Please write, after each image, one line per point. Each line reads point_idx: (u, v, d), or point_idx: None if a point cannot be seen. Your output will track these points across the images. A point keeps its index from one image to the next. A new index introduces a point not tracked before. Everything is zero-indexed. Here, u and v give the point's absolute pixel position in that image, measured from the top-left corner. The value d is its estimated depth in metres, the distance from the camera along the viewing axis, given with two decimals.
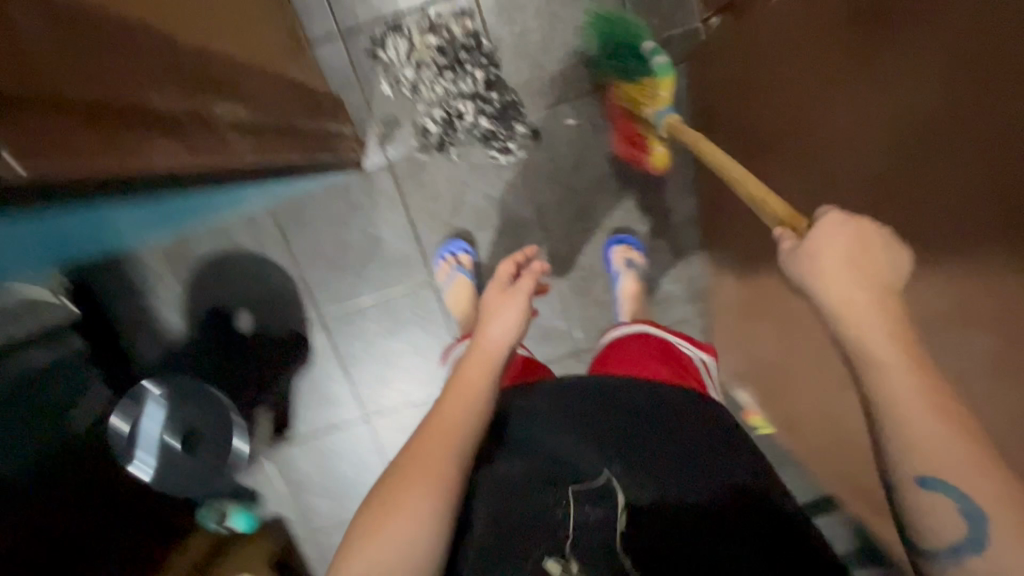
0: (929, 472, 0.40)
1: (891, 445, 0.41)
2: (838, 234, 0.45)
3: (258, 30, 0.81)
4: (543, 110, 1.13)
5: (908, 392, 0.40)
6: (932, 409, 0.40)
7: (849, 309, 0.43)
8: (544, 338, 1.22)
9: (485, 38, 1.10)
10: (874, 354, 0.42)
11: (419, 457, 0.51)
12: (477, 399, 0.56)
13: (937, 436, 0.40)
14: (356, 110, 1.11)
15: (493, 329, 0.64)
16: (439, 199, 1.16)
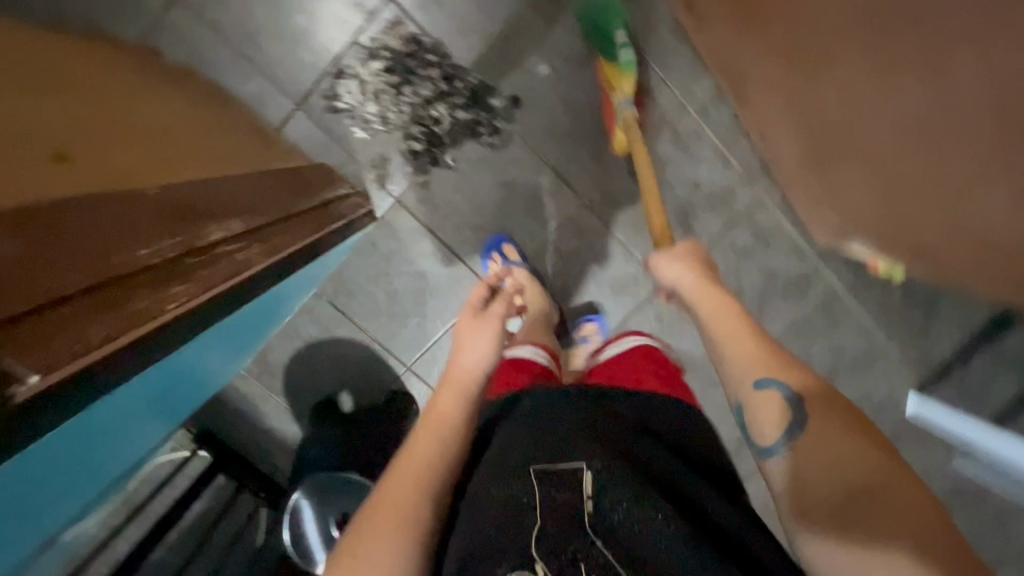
0: (765, 372, 0.55)
1: (734, 364, 0.57)
2: (685, 252, 0.73)
3: (222, 143, 0.82)
4: (513, 75, 1.08)
5: (736, 327, 0.60)
6: (772, 369, 0.55)
7: (697, 290, 0.67)
8: (618, 287, 1.20)
9: (424, 37, 1.04)
10: (712, 308, 0.63)
11: (392, 500, 0.51)
12: (452, 436, 0.57)
13: (758, 351, 0.57)
14: (344, 166, 1.09)
15: (464, 358, 0.67)
16: (460, 209, 1.14)
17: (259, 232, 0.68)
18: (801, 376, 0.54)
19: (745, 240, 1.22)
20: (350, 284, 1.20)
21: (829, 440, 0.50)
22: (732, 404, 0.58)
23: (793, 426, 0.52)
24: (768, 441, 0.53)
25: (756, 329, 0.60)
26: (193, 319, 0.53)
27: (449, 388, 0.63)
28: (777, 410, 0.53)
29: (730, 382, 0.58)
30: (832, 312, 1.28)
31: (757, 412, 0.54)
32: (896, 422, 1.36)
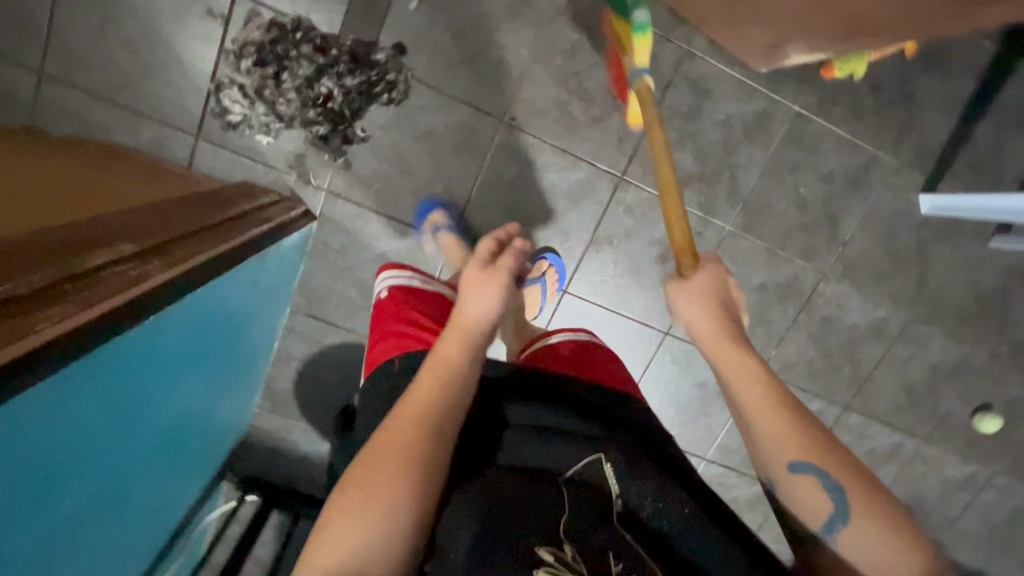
0: (800, 459, 0.57)
1: (766, 449, 0.59)
2: (700, 279, 0.69)
3: (118, 190, 0.82)
4: (384, 22, 1.03)
5: (764, 408, 0.60)
6: (810, 453, 0.57)
7: (715, 347, 0.65)
8: (576, 193, 1.17)
9: (283, 18, 1.00)
10: (734, 380, 0.62)
11: (391, 435, 0.54)
12: (454, 380, 0.60)
13: (787, 433, 0.58)
14: (265, 177, 1.08)
15: (475, 307, 0.68)
16: (393, 178, 1.12)
17: (160, 250, 0.67)
18: (839, 461, 0.56)
19: (686, 99, 1.14)
20: (320, 291, 1.19)
21: (869, 542, 0.53)
22: (763, 477, 0.60)
23: (837, 521, 0.55)
24: (804, 516, 0.57)
25: (785, 402, 0.60)
26: (117, 321, 0.53)
27: (456, 336, 0.65)
28: (817, 497, 0.56)
29: (771, 466, 0.58)
30: (806, 139, 1.19)
31: (798, 497, 0.57)
32: (915, 227, 1.28)
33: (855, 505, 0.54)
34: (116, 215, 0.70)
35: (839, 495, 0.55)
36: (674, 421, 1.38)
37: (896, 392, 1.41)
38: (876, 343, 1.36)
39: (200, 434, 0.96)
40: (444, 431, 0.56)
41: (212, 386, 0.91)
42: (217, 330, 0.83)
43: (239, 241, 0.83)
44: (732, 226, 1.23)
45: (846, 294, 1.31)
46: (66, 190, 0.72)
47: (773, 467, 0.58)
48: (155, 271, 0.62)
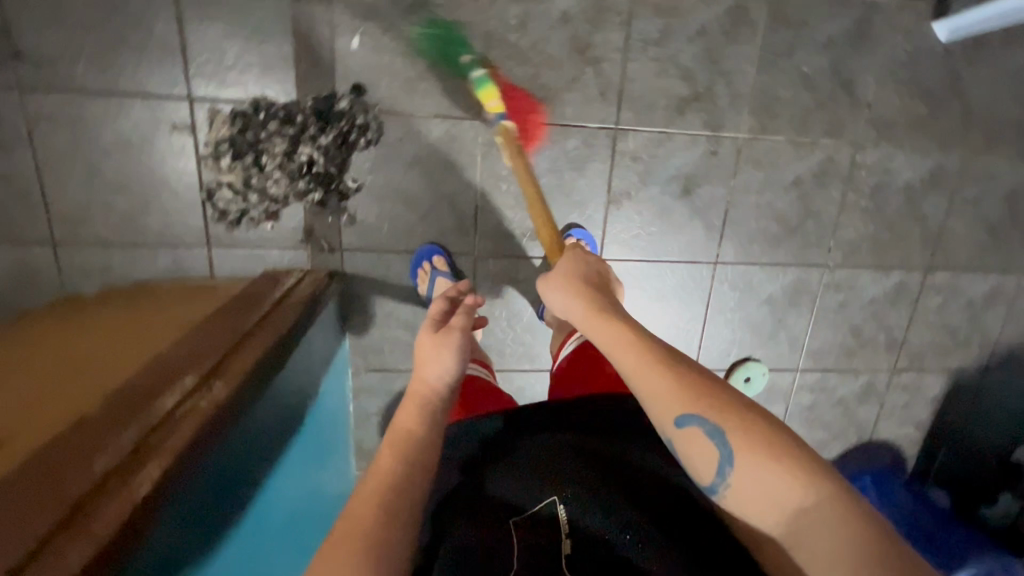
0: (679, 410, 0.52)
1: (646, 407, 0.55)
2: (571, 260, 0.73)
3: (161, 325, 0.85)
4: (332, 72, 1.01)
5: (632, 362, 0.56)
6: (691, 404, 0.51)
7: (580, 314, 0.64)
8: (577, 161, 1.13)
9: (239, 104, 1.00)
10: (603, 342, 0.60)
11: (352, 518, 0.50)
12: (414, 449, 0.57)
13: (659, 385, 0.54)
14: (284, 259, 1.11)
15: (431, 373, 0.63)
16: (399, 214, 1.12)
17: (216, 368, 0.68)
18: (717, 403, 0.51)
19: (654, 25, 1.07)
20: (372, 344, 1.20)
21: (763, 481, 0.47)
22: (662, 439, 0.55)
23: (723, 466, 0.49)
24: (708, 477, 0.51)
25: (660, 358, 0.55)
26: (209, 450, 0.55)
27: (411, 403, 0.61)
28: (701, 447, 0.50)
29: (657, 424, 0.54)
30: (793, 14, 1.10)
31: (689, 454, 0.51)
32: (942, 59, 1.17)
33: (738, 446, 0.49)
34: (170, 356, 0.73)
35: (720, 439, 0.50)
36: (755, 343, 1.34)
37: (977, 234, 1.32)
38: (939, 192, 1.27)
39: (314, 513, 0.98)
40: (407, 500, 0.52)
41: (307, 472, 0.93)
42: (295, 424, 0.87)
43: (284, 330, 0.84)
44: (746, 133, 1.16)
45: (889, 155, 1.22)
46: (119, 349, 0.76)
47: (661, 423, 0.54)
48: (217, 387, 0.63)
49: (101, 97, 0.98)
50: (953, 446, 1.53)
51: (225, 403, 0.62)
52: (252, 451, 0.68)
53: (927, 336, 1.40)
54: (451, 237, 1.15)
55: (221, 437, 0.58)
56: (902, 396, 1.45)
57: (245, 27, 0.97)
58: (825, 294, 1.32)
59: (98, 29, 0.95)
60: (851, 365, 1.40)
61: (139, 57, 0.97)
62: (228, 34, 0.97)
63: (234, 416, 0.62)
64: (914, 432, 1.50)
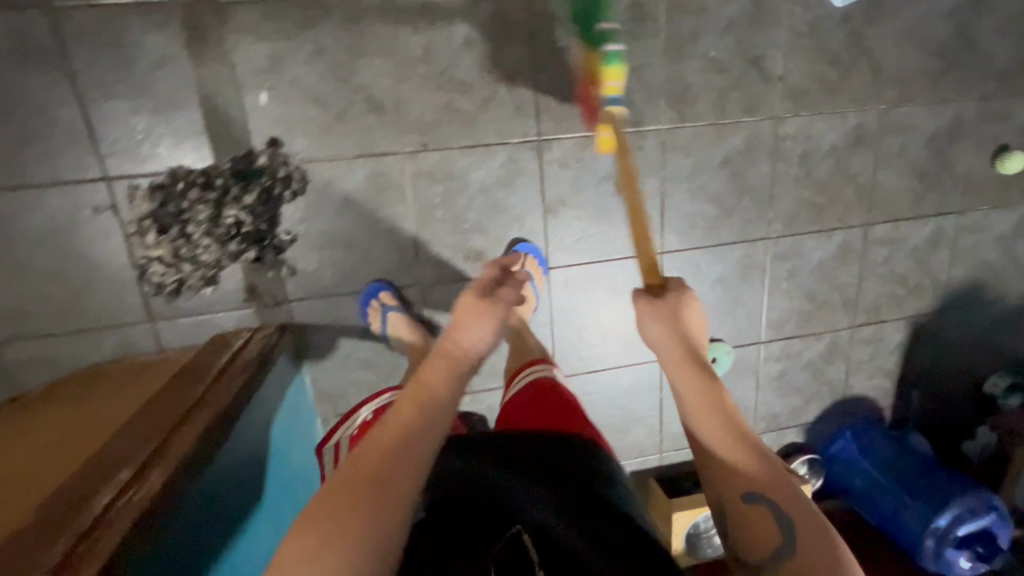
0: (751, 485, 0.62)
1: (720, 471, 0.65)
2: (689, 302, 0.77)
3: (105, 420, 0.85)
4: (247, 131, 1.01)
5: (715, 433, 0.67)
6: (758, 485, 0.62)
7: (675, 359, 0.74)
8: (506, 176, 1.14)
9: (155, 178, 0.99)
10: (694, 402, 0.70)
11: (359, 465, 0.60)
12: (431, 407, 0.67)
13: (737, 459, 0.64)
14: (230, 321, 1.10)
15: (467, 336, 0.76)
16: (338, 258, 1.12)
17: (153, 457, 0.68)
18: (787, 496, 0.61)
19: (557, 34, 1.08)
20: (335, 388, 1.20)
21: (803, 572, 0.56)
22: (721, 505, 0.64)
23: (780, 548, 0.58)
24: (761, 553, 0.60)
25: (739, 438, 0.66)
26: (139, 546, 0.55)
27: (439, 364, 0.73)
28: (765, 525, 0.60)
29: (728, 488, 0.63)
30: (690, 3, 1.12)
31: (751, 526, 0.61)
32: (842, 24, 1.20)
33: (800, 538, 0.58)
34: (110, 454, 0.73)
35: (784, 524, 0.59)
36: (714, 323, 1.36)
37: (909, 183, 1.35)
38: (864, 149, 1.30)
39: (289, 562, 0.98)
40: (404, 451, 0.62)
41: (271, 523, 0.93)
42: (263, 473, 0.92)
43: (228, 401, 0.84)
44: (667, 123, 1.18)
45: (810, 122, 1.25)
46: (60, 456, 0.76)
47: (732, 489, 0.63)
48: (150, 478, 0.63)
49: (15, 191, 0.97)
50: (925, 390, 1.56)
51: (159, 492, 0.61)
52: (199, 528, 0.69)
53: (879, 288, 1.43)
54: (395, 271, 1.15)
55: (155, 528, 0.58)
56: (866, 349, 1.48)
57: (149, 100, 0.96)
58: (773, 264, 1.34)
59: (1, 126, 0.94)
60: (811, 328, 1.43)
61: (48, 146, 0.96)
62: (134, 110, 0.96)
63: (172, 504, 0.62)
64: (885, 382, 1.53)
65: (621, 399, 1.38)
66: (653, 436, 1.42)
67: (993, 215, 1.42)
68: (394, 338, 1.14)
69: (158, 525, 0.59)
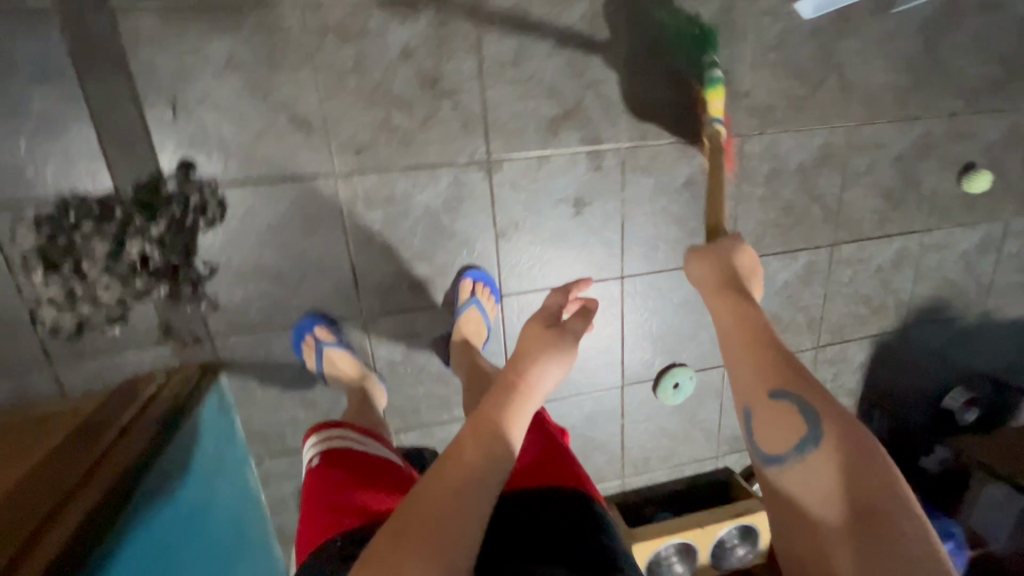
0: (777, 385, 0.57)
1: (742, 376, 0.60)
2: (739, 245, 0.71)
3: None
4: (152, 152, 0.88)
5: (742, 343, 0.61)
6: (785, 381, 0.57)
7: (714, 283, 0.68)
8: (453, 200, 1.05)
9: (47, 204, 0.86)
10: (723, 313, 0.65)
11: (419, 512, 0.52)
12: (492, 441, 0.59)
13: (762, 359, 0.59)
14: (143, 363, 0.98)
15: (536, 371, 0.67)
16: (268, 290, 1.01)
17: (31, 538, 0.57)
18: (814, 390, 0.56)
19: (506, 45, 0.98)
20: (270, 429, 1.10)
21: (834, 473, 0.51)
22: (745, 413, 0.60)
23: (806, 441, 0.54)
24: (781, 446, 0.55)
25: (769, 342, 0.60)
26: None
27: (511, 394, 0.65)
28: (789, 417, 0.55)
29: (750, 387, 0.59)
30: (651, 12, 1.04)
31: (772, 423, 0.56)
32: (811, 38, 1.13)
33: (826, 428, 0.54)
34: None
35: (810, 415, 0.55)
36: (678, 347, 1.31)
37: (875, 202, 1.31)
38: (832, 168, 1.25)
39: None
40: (469, 495, 0.54)
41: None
42: (177, 543, 0.78)
43: (137, 451, 0.79)
44: (627, 142, 1.10)
45: (777, 140, 1.19)
46: None
47: (756, 393, 0.59)
48: (44, 546, 0.56)
49: None
50: (885, 408, 1.55)
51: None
52: None
53: (844, 308, 1.40)
54: (332, 303, 1.05)
55: None
56: (830, 369, 1.46)
57: (29, 118, 0.83)
58: None
59: None
60: None
61: None
62: (11, 130, 0.83)
63: None
64: (847, 399, 1.52)
65: (581, 427, 1.32)
66: (614, 462, 1.38)
67: (957, 233, 1.40)
68: (332, 376, 1.05)
69: None
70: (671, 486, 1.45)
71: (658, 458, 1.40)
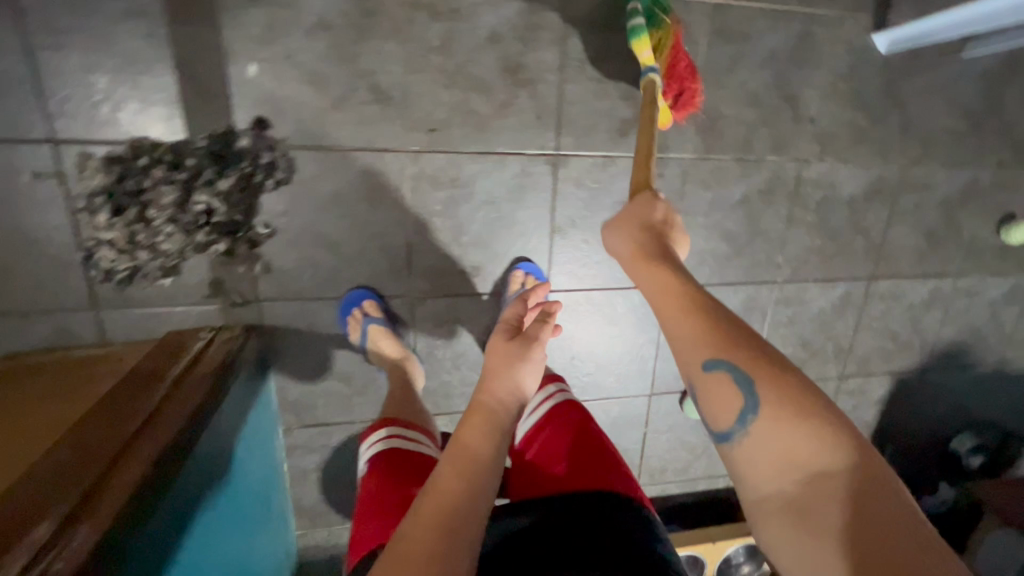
0: (707, 352, 0.53)
1: (673, 346, 0.57)
2: (650, 204, 0.70)
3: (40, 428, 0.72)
4: (229, 105, 0.87)
5: (665, 307, 0.58)
6: (721, 349, 0.53)
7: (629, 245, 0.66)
8: (516, 190, 1.04)
9: (120, 147, 0.84)
10: (642, 276, 0.63)
11: (413, 534, 0.54)
12: (477, 466, 0.61)
13: (688, 325, 0.56)
14: (189, 317, 0.97)
15: (496, 386, 0.71)
16: (321, 258, 1.00)
17: (88, 493, 0.56)
18: (749, 354, 0.52)
19: (591, 42, 0.99)
20: (303, 399, 1.09)
21: (782, 447, 0.48)
22: (687, 387, 0.56)
23: (747, 412, 0.50)
24: (725, 424, 0.52)
25: (700, 305, 0.56)
26: None
27: (480, 418, 0.67)
28: (728, 392, 0.51)
29: (684, 364, 0.55)
30: (734, 28, 1.05)
31: (711, 397, 0.52)
32: (880, 72, 1.15)
33: (764, 395, 0.50)
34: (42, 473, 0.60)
35: (748, 387, 0.51)
36: None
37: (917, 242, 1.33)
38: (881, 203, 1.26)
39: None
40: (460, 517, 0.56)
41: (228, 547, 0.81)
42: (214, 507, 0.77)
43: (194, 406, 0.76)
44: (691, 153, 1.11)
45: (833, 169, 1.20)
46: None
47: (690, 366, 0.55)
48: (104, 503, 0.55)
49: None
50: (896, 444, 1.57)
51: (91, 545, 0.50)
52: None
53: (871, 342, 1.41)
54: (383, 279, 1.05)
55: None
56: (850, 401, 1.48)
57: (111, 56, 0.82)
58: (775, 308, 1.30)
59: None
60: (802, 376, 1.40)
61: None
62: (93, 65, 0.81)
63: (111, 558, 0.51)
64: (861, 432, 1.54)
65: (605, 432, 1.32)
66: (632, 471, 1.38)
67: (988, 281, 1.42)
68: (373, 353, 1.04)
69: None
70: (682, 499, 1.46)
71: (673, 470, 1.41)
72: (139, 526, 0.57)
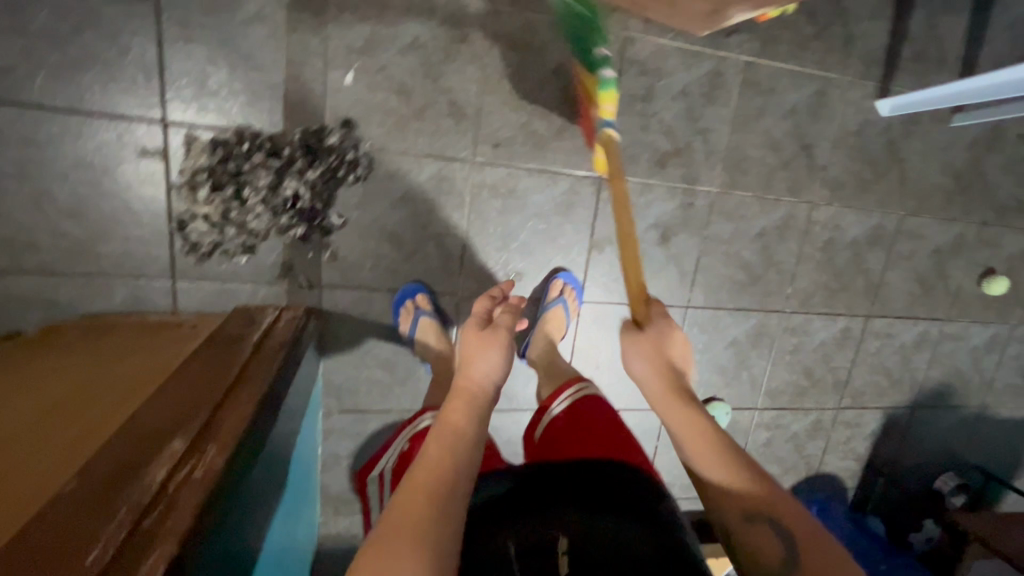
0: (749, 505, 0.57)
1: (713, 494, 0.61)
2: (672, 335, 0.74)
3: (137, 374, 0.79)
4: (327, 105, 0.98)
5: (700, 450, 0.63)
6: (760, 504, 0.57)
7: (650, 377, 0.72)
8: (563, 204, 1.15)
9: (224, 133, 0.94)
10: (669, 414, 0.68)
11: (404, 504, 0.54)
12: (461, 441, 0.62)
13: (724, 473, 0.60)
14: (256, 295, 1.04)
15: (476, 367, 0.71)
16: (383, 251, 1.09)
17: (209, 422, 0.63)
18: (785, 512, 0.56)
19: (640, 83, 1.13)
20: (346, 384, 1.15)
21: None
22: (726, 532, 0.60)
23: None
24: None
25: (731, 454, 0.61)
26: (214, 513, 0.51)
27: (462, 400, 0.68)
28: (769, 549, 0.54)
29: (724, 513, 0.59)
30: (762, 82, 1.20)
31: (753, 549, 0.56)
32: (883, 133, 1.31)
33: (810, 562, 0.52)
34: (160, 404, 0.67)
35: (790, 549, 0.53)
36: (720, 383, 1.41)
37: (910, 286, 1.46)
38: (879, 248, 1.41)
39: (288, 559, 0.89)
40: (449, 492, 0.55)
41: (287, 509, 0.85)
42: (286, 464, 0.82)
43: (280, 363, 0.82)
44: (718, 187, 1.24)
45: (840, 214, 1.35)
46: (93, 408, 0.69)
47: (729, 515, 0.59)
48: (225, 428, 0.62)
49: (60, 114, 0.88)
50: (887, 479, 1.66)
51: (224, 455, 0.57)
52: (249, 510, 0.62)
53: (867, 376, 1.53)
54: (435, 276, 1.13)
55: (224, 491, 0.54)
56: (845, 431, 1.57)
57: (230, 52, 0.92)
58: (782, 336, 1.41)
59: (65, 43, 0.86)
60: (802, 403, 1.50)
61: (106, 75, 0.88)
62: (214, 60, 0.91)
63: (236, 472, 0.58)
64: (854, 463, 1.63)
65: None
66: None
67: (971, 327, 1.56)
68: (420, 344, 1.11)
69: (226, 491, 0.55)
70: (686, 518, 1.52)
71: (680, 487, 1.47)
72: (252, 452, 0.63)
